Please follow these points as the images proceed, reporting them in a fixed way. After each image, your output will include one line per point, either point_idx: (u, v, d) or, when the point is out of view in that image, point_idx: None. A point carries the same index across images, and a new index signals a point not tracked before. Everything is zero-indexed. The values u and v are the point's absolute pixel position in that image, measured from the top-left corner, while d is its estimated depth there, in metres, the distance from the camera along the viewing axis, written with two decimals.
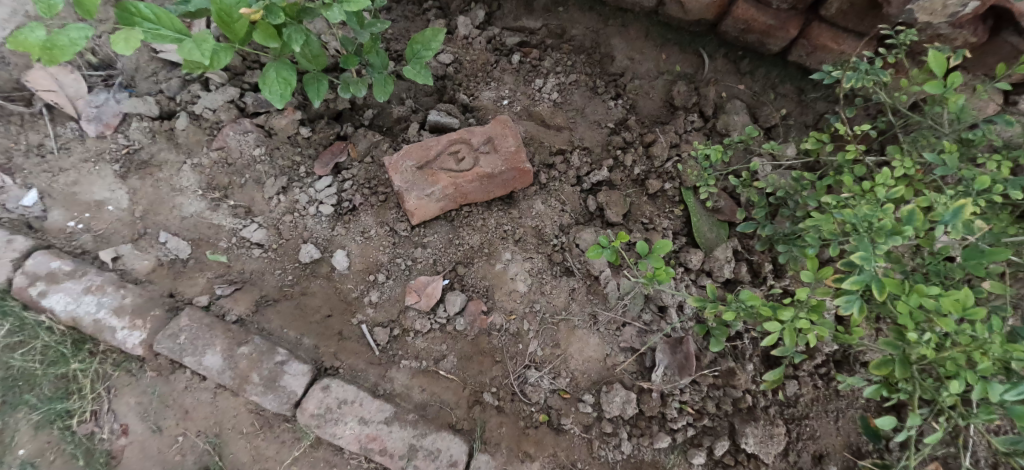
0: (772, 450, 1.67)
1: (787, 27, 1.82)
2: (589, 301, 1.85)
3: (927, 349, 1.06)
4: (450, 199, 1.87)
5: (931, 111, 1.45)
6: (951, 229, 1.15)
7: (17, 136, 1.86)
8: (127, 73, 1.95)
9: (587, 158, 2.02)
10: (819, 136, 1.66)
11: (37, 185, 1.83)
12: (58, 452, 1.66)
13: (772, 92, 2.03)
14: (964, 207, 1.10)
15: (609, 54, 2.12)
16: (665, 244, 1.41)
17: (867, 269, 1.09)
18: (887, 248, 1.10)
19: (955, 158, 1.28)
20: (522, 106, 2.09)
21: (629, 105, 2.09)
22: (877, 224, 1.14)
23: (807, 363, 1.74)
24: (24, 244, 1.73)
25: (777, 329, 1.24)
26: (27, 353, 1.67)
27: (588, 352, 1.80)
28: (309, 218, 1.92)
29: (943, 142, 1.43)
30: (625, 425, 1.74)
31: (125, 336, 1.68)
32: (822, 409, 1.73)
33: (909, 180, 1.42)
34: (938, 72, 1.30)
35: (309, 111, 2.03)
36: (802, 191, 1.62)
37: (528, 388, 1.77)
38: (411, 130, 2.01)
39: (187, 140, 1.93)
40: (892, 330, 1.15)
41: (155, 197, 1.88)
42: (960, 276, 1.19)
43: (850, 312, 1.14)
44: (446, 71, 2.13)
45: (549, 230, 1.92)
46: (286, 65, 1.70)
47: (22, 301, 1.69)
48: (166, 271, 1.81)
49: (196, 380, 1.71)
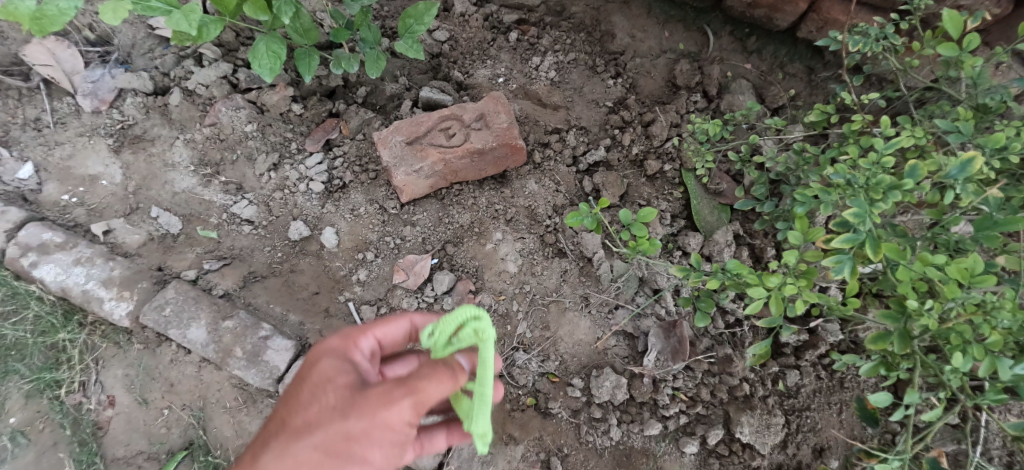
0: (769, 440, 1.60)
1: (795, 1, 1.74)
2: (581, 283, 1.79)
3: (931, 320, 0.97)
4: (440, 175, 1.83)
5: (945, 78, 1.35)
6: (962, 194, 1.06)
7: (15, 110, 1.88)
8: (124, 49, 1.96)
9: (583, 137, 1.97)
10: (823, 108, 1.56)
11: (33, 158, 1.85)
12: (46, 421, 1.67)
13: (779, 71, 1.94)
14: (974, 159, 1.01)
15: (609, 32, 2.06)
16: (651, 214, 1.33)
17: (862, 228, 1.01)
18: (886, 206, 1.02)
19: (971, 124, 1.16)
20: (518, 85, 2.04)
21: (629, 84, 2.03)
22: (876, 181, 1.06)
23: (810, 353, 1.65)
24: (18, 216, 1.74)
25: (761, 297, 1.17)
26: (19, 322, 1.68)
27: (579, 335, 1.75)
28: (299, 195, 1.90)
29: (958, 110, 1.31)
30: (615, 411, 1.68)
31: (112, 308, 1.68)
32: (824, 401, 1.64)
33: (921, 148, 1.29)
34: (954, 33, 1.19)
35: (301, 88, 2.01)
36: (804, 166, 1.53)
37: (515, 370, 1.72)
38: (404, 107, 1.98)
39: (180, 116, 1.93)
40: (892, 302, 1.06)
41: (149, 172, 1.89)
42: (973, 248, 1.08)
43: (842, 277, 1.06)
44: (441, 49, 2.09)
45: (542, 210, 1.87)
46: (277, 39, 1.66)
47: (15, 271, 1.70)
48: (156, 245, 1.81)
49: (182, 353, 1.71)
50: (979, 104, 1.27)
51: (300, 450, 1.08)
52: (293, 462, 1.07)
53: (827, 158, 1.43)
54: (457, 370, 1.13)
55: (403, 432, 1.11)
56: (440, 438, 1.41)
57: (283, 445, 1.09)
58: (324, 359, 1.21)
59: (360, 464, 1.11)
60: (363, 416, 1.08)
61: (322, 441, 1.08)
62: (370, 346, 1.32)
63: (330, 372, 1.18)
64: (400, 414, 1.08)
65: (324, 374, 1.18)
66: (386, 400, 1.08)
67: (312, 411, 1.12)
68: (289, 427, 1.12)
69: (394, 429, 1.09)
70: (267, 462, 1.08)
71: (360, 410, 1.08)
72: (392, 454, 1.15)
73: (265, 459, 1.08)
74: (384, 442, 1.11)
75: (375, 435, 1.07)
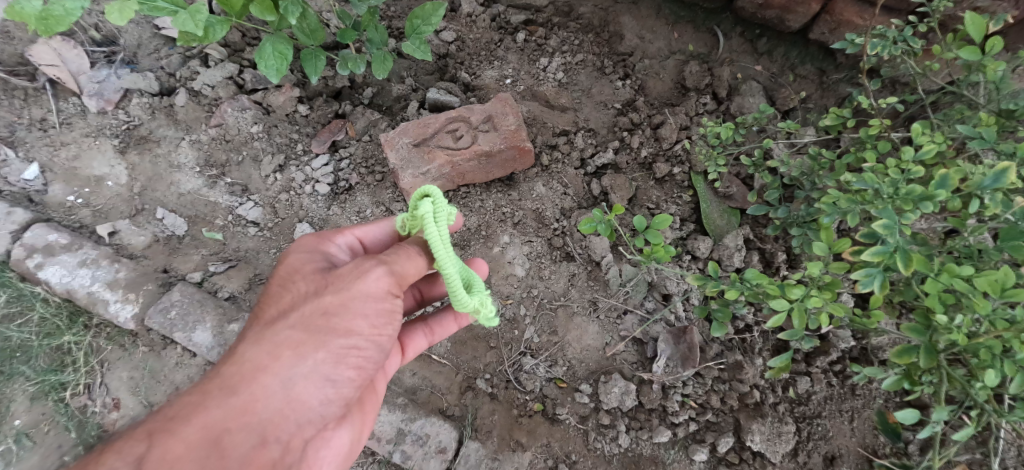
0: (780, 449, 1.58)
1: (808, 2, 1.71)
2: (589, 287, 1.77)
3: (960, 335, 0.94)
4: (448, 178, 1.81)
5: (966, 82, 1.32)
6: (989, 203, 1.03)
7: (21, 111, 1.87)
8: (130, 49, 1.95)
9: (591, 139, 1.95)
10: (839, 112, 1.53)
11: (39, 159, 1.84)
12: (52, 424, 1.66)
13: (791, 73, 1.91)
14: (1009, 169, 0.98)
15: (618, 33, 2.04)
16: (665, 220, 1.31)
17: (891, 240, 0.98)
18: (915, 216, 1.00)
19: (994, 130, 1.13)
20: (526, 86, 2.02)
21: (637, 86, 2.00)
22: (905, 191, 1.03)
23: (821, 359, 1.63)
24: (24, 217, 1.74)
25: (783, 310, 1.14)
26: (25, 324, 1.68)
27: (587, 340, 1.73)
28: (305, 197, 1.89)
29: (979, 114, 1.28)
30: (623, 418, 1.66)
31: (117, 310, 1.67)
32: (836, 409, 1.61)
33: (941, 155, 1.26)
34: (976, 36, 1.16)
35: (307, 90, 1.99)
36: (819, 170, 1.50)
37: (523, 375, 1.70)
38: (410, 108, 1.96)
39: (186, 117, 1.92)
40: (917, 314, 1.04)
41: (154, 174, 1.87)
42: (997, 258, 1.06)
43: (869, 290, 1.04)
44: (447, 49, 2.07)
45: (550, 213, 1.84)
46: (284, 39, 1.64)
47: (20, 272, 1.69)
48: (162, 247, 1.80)
49: (187, 356, 1.69)
50: (1002, 109, 1.24)
51: (280, 332, 1.07)
52: (272, 344, 1.06)
53: (843, 163, 1.40)
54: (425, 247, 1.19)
55: (387, 304, 1.10)
56: (450, 322, 1.48)
57: (261, 333, 1.09)
58: (294, 255, 1.23)
59: (345, 339, 1.07)
60: (339, 291, 1.08)
61: (300, 319, 1.08)
62: (350, 242, 1.33)
63: (301, 264, 1.20)
64: (377, 282, 1.09)
65: (294, 266, 1.19)
66: (359, 272, 1.10)
67: (288, 298, 1.13)
68: (265, 319, 1.12)
69: (374, 300, 1.09)
70: (245, 351, 1.07)
71: (335, 286, 1.09)
72: (379, 330, 1.11)
73: (244, 348, 1.08)
74: (368, 313, 1.08)
75: (355, 307, 1.07)
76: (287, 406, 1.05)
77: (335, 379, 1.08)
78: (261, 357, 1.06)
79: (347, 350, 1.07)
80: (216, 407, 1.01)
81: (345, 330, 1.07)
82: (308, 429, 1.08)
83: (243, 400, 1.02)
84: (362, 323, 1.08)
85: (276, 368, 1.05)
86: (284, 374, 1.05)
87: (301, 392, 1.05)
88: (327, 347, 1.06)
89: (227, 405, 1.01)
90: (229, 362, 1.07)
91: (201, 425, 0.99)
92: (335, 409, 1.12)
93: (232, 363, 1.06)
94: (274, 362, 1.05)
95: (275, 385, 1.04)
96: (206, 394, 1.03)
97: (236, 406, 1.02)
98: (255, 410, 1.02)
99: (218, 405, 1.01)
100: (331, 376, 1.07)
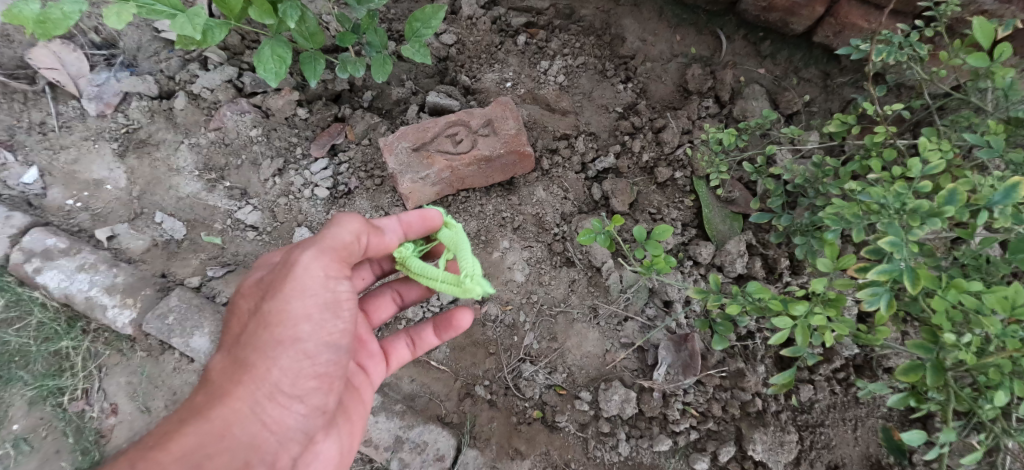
0: (782, 458, 1.56)
1: (813, 5, 1.69)
2: (589, 293, 1.75)
3: (969, 354, 0.92)
4: (447, 183, 1.79)
5: (974, 88, 1.29)
6: (998, 217, 1.00)
7: (20, 114, 1.87)
8: (130, 52, 1.95)
9: (593, 143, 1.92)
10: (844, 119, 1.51)
11: (38, 163, 1.83)
12: (50, 429, 1.65)
13: (794, 76, 1.89)
14: (1020, 185, 0.95)
15: (620, 35, 2.02)
16: (666, 231, 1.29)
17: (897, 257, 0.96)
18: (922, 233, 0.97)
19: (1003, 139, 1.11)
20: (526, 89, 2.00)
21: (639, 89, 1.98)
22: (912, 206, 1.00)
23: (824, 367, 1.60)
24: (22, 221, 1.73)
25: (786, 326, 1.12)
26: (23, 329, 1.67)
27: (587, 347, 1.71)
28: (304, 201, 1.88)
29: (987, 122, 1.26)
30: (623, 425, 1.64)
31: (115, 315, 1.67)
32: (839, 417, 1.59)
33: (948, 164, 1.23)
34: (985, 43, 1.14)
35: (307, 92, 1.98)
36: (823, 178, 1.47)
37: (522, 382, 1.68)
38: (410, 112, 1.95)
39: (185, 120, 1.91)
40: (924, 331, 1.01)
41: (153, 177, 1.87)
42: (1007, 271, 1.03)
43: (875, 308, 1.02)
44: (448, 52, 2.05)
45: (550, 218, 1.82)
46: (282, 43, 1.63)
47: (19, 277, 1.69)
48: (160, 251, 1.79)
49: (185, 362, 1.69)
50: (1010, 117, 1.22)
51: (236, 350, 1.09)
52: (236, 365, 1.08)
53: (848, 171, 1.37)
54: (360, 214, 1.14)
55: (329, 293, 1.10)
56: (429, 333, 1.48)
57: (228, 358, 1.11)
58: (252, 280, 1.23)
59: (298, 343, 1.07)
60: (279, 295, 1.07)
61: (252, 333, 1.09)
62: None
63: (258, 285, 1.19)
64: (308, 276, 1.08)
65: (253, 289, 1.20)
66: (286, 271, 1.09)
67: (242, 318, 1.14)
68: (229, 342, 1.14)
69: (313, 300, 1.08)
70: (212, 379, 1.10)
71: (278, 295, 1.08)
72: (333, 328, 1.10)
73: (214, 376, 1.11)
74: (311, 309, 1.08)
75: (297, 305, 1.07)
76: (262, 425, 1.07)
77: (299, 386, 1.09)
78: (226, 379, 1.08)
79: (302, 353, 1.07)
80: (191, 436, 1.04)
81: (294, 331, 1.06)
82: (292, 445, 1.12)
83: (215, 425, 1.05)
84: (309, 321, 1.07)
85: (241, 388, 1.07)
86: (250, 391, 1.06)
87: (271, 407, 1.08)
88: (281, 356, 1.06)
89: (201, 430, 1.04)
90: (200, 392, 1.11)
91: (178, 455, 1.03)
92: (314, 419, 1.14)
93: (205, 393, 1.10)
94: (239, 383, 1.07)
95: (245, 405, 1.06)
96: (182, 424, 1.06)
97: (210, 432, 1.04)
98: (229, 433, 1.05)
99: (193, 433, 1.04)
100: (294, 386, 1.08)
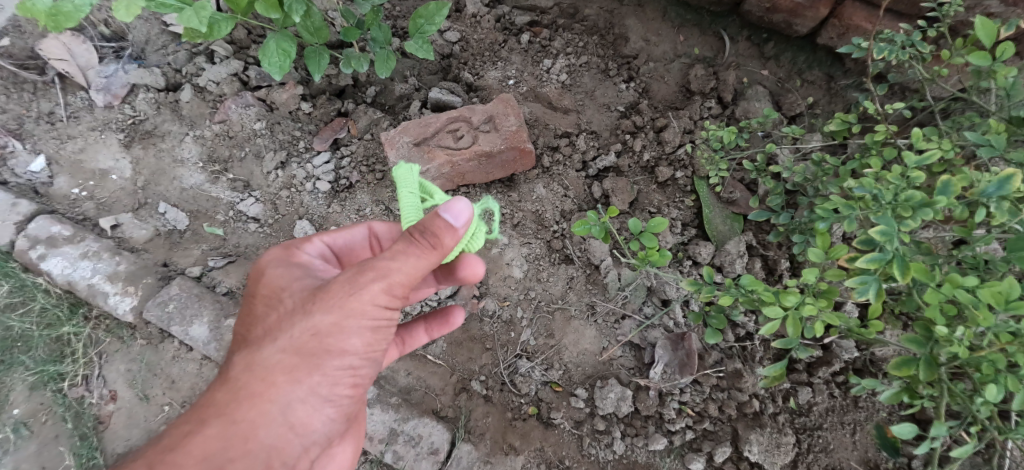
0: (778, 460, 1.54)
1: (816, 6, 1.69)
2: (587, 291, 1.75)
3: (962, 348, 0.91)
4: (446, 178, 1.80)
5: (976, 88, 1.29)
6: (995, 212, 0.99)
7: (29, 103, 1.89)
8: (139, 45, 1.98)
9: (594, 141, 1.93)
10: (844, 117, 1.50)
11: (45, 151, 1.86)
12: (49, 414, 1.66)
13: (797, 78, 1.89)
14: (1014, 176, 0.94)
15: (623, 35, 2.02)
16: (662, 223, 1.27)
17: (889, 248, 0.95)
18: (914, 223, 0.97)
19: (1004, 138, 1.09)
20: (529, 87, 2.00)
21: (641, 89, 1.98)
22: (905, 197, 1.00)
23: (823, 370, 1.59)
24: (29, 208, 1.76)
25: (777, 317, 1.11)
26: (26, 314, 1.69)
27: (583, 344, 1.71)
28: (305, 194, 1.89)
29: (989, 122, 1.25)
30: (619, 424, 1.63)
31: (116, 302, 1.69)
32: (837, 420, 1.58)
33: (949, 162, 1.22)
34: (986, 41, 1.11)
35: (311, 87, 2.00)
36: (822, 176, 1.46)
37: (518, 378, 1.68)
38: (413, 107, 1.95)
39: (191, 112, 1.94)
40: (917, 325, 1.01)
41: (157, 168, 1.89)
42: (1004, 270, 1.02)
43: (866, 299, 1.00)
44: (451, 49, 2.07)
45: (549, 216, 1.83)
46: (287, 37, 1.63)
47: (23, 263, 1.72)
48: (163, 241, 1.82)
49: (184, 351, 1.71)
50: (1012, 116, 1.21)
51: (271, 357, 1.04)
52: (265, 369, 1.04)
53: (847, 169, 1.35)
54: (435, 241, 1.02)
55: (383, 319, 1.06)
56: (421, 334, 1.46)
57: (252, 357, 1.06)
58: (271, 271, 1.15)
59: (339, 357, 1.05)
60: (332, 310, 1.03)
61: (292, 343, 1.04)
62: (319, 249, 1.28)
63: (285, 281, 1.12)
64: (373, 297, 1.03)
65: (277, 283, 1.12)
66: (353, 287, 1.02)
67: (275, 317, 1.08)
68: (251, 341, 1.08)
69: (368, 315, 1.04)
70: (237, 379, 1.04)
71: (326, 305, 1.03)
72: (372, 345, 1.08)
73: (235, 374, 1.05)
74: (363, 330, 1.05)
75: (352, 326, 1.03)
76: (288, 431, 1.05)
77: (333, 398, 1.08)
78: (254, 383, 1.03)
79: (341, 369, 1.06)
80: (216, 435, 1.00)
81: (341, 350, 1.04)
82: (313, 447, 1.10)
83: (243, 427, 1.02)
84: (356, 341, 1.05)
85: (272, 394, 1.03)
86: (283, 400, 1.03)
87: (302, 416, 1.06)
88: (322, 370, 1.05)
89: (227, 432, 1.01)
90: (220, 387, 1.05)
91: (200, 453, 0.99)
92: (336, 423, 1.13)
93: (226, 389, 1.04)
94: (268, 389, 1.03)
95: (275, 412, 1.03)
96: (205, 421, 1.02)
97: (236, 433, 1.01)
98: (256, 437, 1.02)
99: (219, 436, 1.00)
100: (329, 396, 1.07)
